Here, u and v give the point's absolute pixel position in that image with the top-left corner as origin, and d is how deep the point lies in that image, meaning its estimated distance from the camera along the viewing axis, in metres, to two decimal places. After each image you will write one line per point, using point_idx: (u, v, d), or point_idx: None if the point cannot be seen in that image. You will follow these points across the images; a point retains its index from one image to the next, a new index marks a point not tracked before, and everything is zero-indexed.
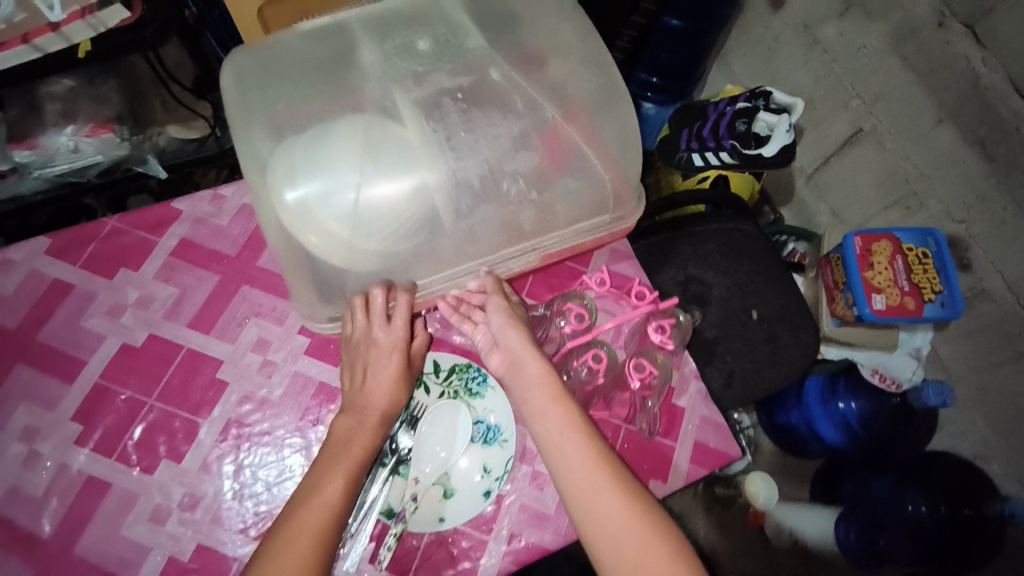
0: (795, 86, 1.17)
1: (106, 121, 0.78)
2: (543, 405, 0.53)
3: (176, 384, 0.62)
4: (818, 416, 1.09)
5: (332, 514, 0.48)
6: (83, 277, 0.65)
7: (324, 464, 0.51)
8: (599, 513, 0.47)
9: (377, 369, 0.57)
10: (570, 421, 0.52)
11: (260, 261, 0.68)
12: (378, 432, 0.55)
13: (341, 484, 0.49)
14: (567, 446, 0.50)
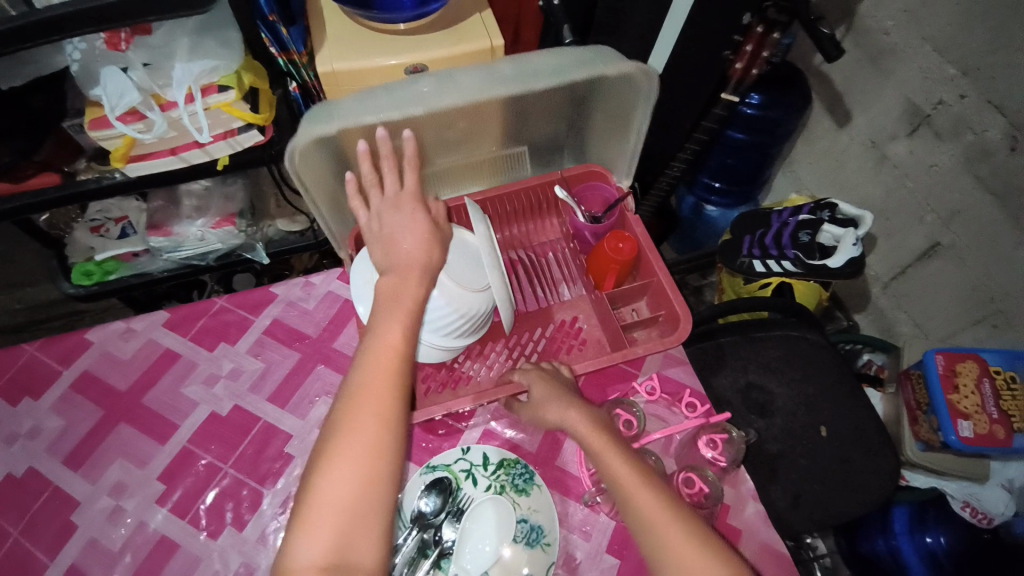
0: (865, 197, 1.17)
1: (230, 215, 0.90)
2: (640, 493, 0.52)
3: (250, 453, 0.67)
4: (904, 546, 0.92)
5: (394, 354, 0.54)
6: (189, 347, 0.75)
7: (385, 316, 0.56)
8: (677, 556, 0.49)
9: (409, 236, 0.61)
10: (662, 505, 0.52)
11: (337, 343, 0.75)
12: (427, 291, 0.59)
13: (399, 329, 0.55)
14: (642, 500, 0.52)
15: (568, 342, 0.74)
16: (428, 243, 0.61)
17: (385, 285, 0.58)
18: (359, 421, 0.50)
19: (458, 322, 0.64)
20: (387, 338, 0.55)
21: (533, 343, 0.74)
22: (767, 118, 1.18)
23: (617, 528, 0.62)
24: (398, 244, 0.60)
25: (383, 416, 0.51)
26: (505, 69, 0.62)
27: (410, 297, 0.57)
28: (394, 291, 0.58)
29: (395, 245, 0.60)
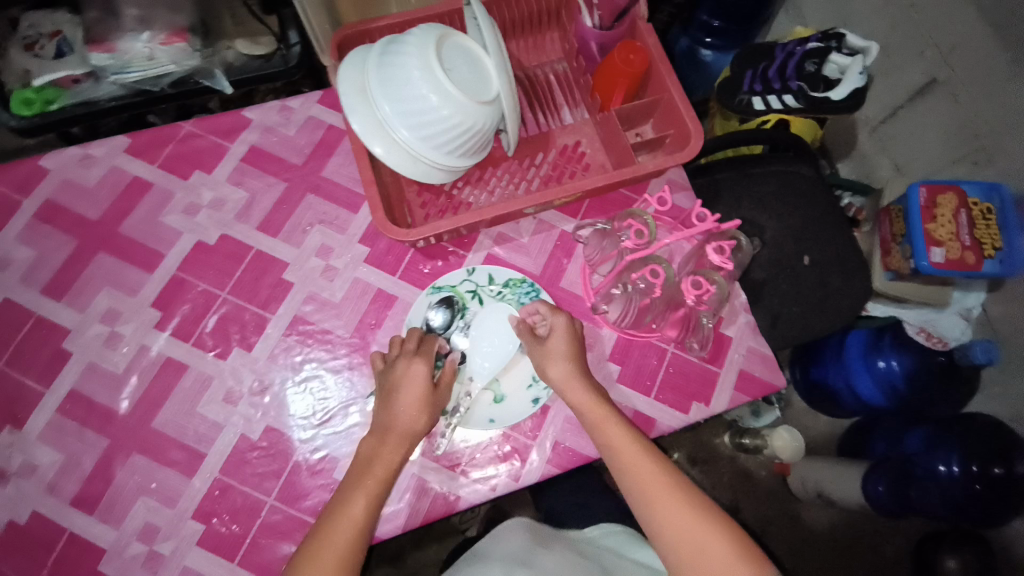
0: (868, 32, 1.12)
1: (180, 30, 0.78)
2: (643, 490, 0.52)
3: (247, 281, 0.65)
4: (857, 368, 1.08)
5: (358, 526, 0.50)
6: (160, 175, 0.68)
7: (348, 486, 0.53)
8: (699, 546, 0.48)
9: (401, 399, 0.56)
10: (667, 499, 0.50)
11: (325, 171, 0.70)
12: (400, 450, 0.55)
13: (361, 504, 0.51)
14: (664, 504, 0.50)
15: (570, 166, 0.71)
16: (422, 409, 0.56)
17: (366, 444, 0.55)
18: (343, 528, 0.49)
19: (462, 134, 0.59)
20: (357, 500, 0.51)
21: (535, 168, 0.71)
22: None
23: (620, 338, 0.65)
24: (391, 401, 0.56)
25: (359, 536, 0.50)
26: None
27: (391, 456, 0.54)
28: (375, 449, 0.54)
29: (391, 405, 0.56)
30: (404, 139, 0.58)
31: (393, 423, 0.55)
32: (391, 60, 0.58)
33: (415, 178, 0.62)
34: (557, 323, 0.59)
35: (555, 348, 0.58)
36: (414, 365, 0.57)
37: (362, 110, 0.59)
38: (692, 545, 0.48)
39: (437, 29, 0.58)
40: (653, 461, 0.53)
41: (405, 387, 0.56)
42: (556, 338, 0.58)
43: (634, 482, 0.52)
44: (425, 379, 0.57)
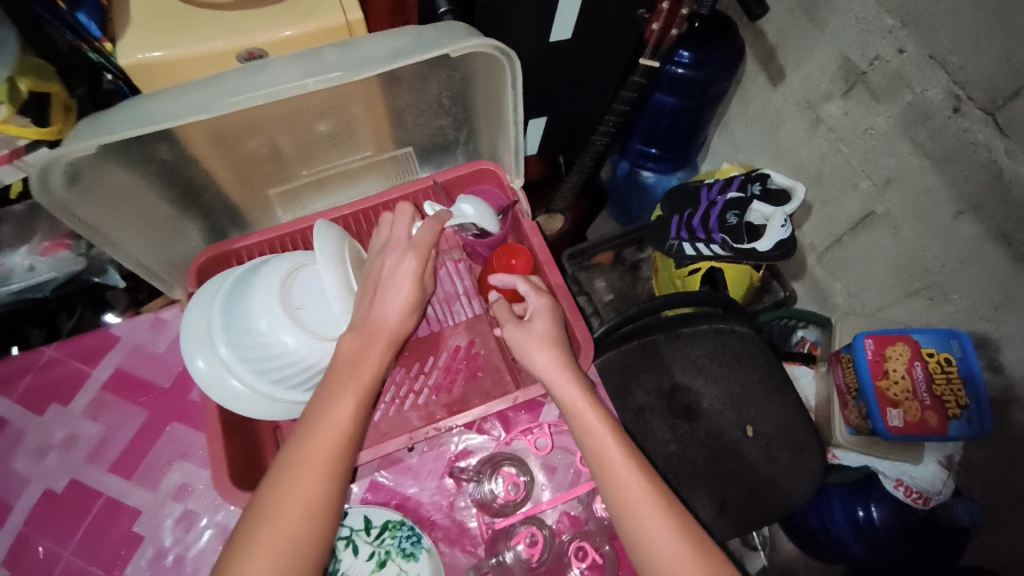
0: (799, 162, 1.10)
1: (63, 238, 0.75)
2: (629, 479, 0.49)
3: (92, 537, 0.58)
4: (835, 509, 0.99)
5: (314, 499, 0.44)
6: (17, 412, 0.63)
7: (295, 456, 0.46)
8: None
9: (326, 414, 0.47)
10: (648, 497, 0.49)
11: (193, 393, 0.64)
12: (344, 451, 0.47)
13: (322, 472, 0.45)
14: (659, 534, 0.47)
15: (465, 370, 0.65)
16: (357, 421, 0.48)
17: (347, 345, 0.50)
18: (292, 503, 0.44)
19: (319, 372, 0.54)
20: (340, 410, 0.47)
21: (424, 375, 0.65)
22: (697, 79, 1.06)
23: None
24: (379, 310, 0.51)
25: (332, 474, 0.46)
26: (328, 56, 0.49)
27: (371, 369, 0.49)
28: (355, 356, 0.49)
29: (376, 305, 0.51)
30: (253, 383, 0.53)
31: (380, 323, 0.50)
32: (237, 301, 0.54)
33: (273, 419, 0.56)
34: (539, 305, 0.57)
35: (540, 332, 0.56)
36: (401, 265, 0.53)
37: (206, 354, 0.53)
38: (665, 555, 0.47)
39: (285, 263, 0.55)
40: (656, 494, 0.49)
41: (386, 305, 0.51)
42: (538, 320, 0.56)
43: (626, 508, 0.49)
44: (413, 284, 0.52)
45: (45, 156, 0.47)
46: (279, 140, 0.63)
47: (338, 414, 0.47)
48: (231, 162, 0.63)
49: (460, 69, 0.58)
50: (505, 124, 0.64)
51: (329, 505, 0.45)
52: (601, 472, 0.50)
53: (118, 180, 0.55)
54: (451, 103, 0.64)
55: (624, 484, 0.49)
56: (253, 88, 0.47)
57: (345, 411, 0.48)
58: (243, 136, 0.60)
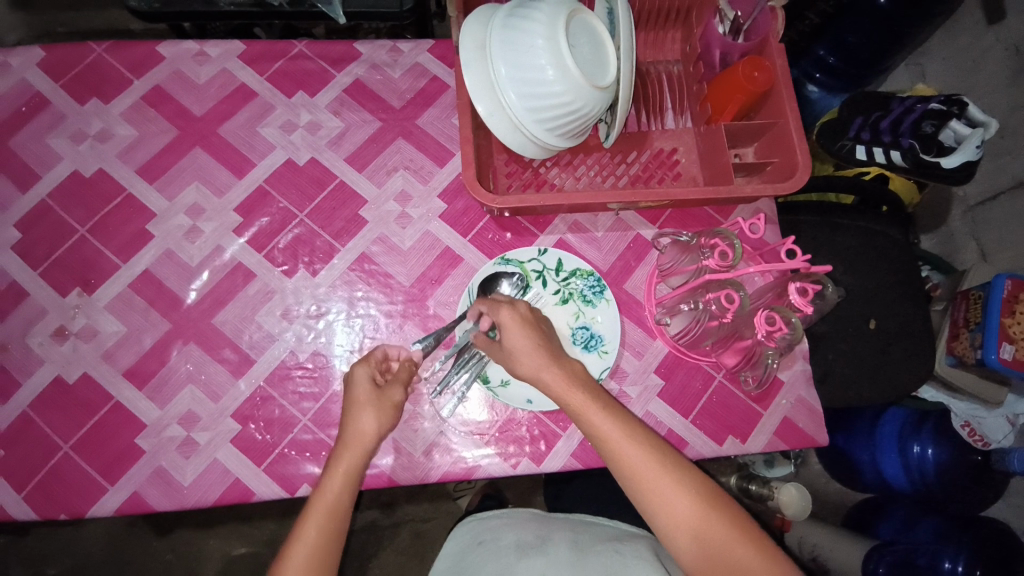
0: (988, 108, 1.06)
1: None
2: (639, 471, 0.51)
3: (325, 209, 0.66)
4: (885, 447, 1.05)
5: (320, 554, 0.48)
6: (266, 88, 0.69)
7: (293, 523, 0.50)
8: (699, 530, 0.50)
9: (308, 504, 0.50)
10: (655, 479, 0.51)
11: (421, 120, 0.70)
12: (339, 508, 0.50)
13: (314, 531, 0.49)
14: (664, 501, 0.51)
15: (661, 171, 0.70)
16: (332, 504, 0.50)
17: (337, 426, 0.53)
18: (303, 545, 0.48)
19: (568, 116, 0.59)
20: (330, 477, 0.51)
21: (626, 166, 0.71)
22: None
23: (670, 354, 0.65)
24: (352, 413, 0.53)
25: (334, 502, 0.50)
26: None
27: (361, 464, 0.52)
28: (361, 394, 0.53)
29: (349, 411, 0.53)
30: (511, 104, 0.58)
31: (351, 434, 0.52)
32: (519, 25, 0.58)
33: (509, 145, 0.62)
34: (507, 318, 0.55)
35: (517, 346, 0.54)
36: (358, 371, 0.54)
37: (477, 68, 0.59)
38: (684, 527, 0.50)
39: (569, 6, 0.58)
40: (664, 468, 0.51)
41: (356, 394, 0.53)
42: (515, 336, 0.54)
43: (629, 476, 0.52)
44: (371, 381, 0.54)
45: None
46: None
47: (330, 489, 0.50)
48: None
49: None
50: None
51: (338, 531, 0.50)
52: (602, 447, 0.53)
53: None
54: None
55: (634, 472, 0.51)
56: None
57: (340, 478, 0.51)
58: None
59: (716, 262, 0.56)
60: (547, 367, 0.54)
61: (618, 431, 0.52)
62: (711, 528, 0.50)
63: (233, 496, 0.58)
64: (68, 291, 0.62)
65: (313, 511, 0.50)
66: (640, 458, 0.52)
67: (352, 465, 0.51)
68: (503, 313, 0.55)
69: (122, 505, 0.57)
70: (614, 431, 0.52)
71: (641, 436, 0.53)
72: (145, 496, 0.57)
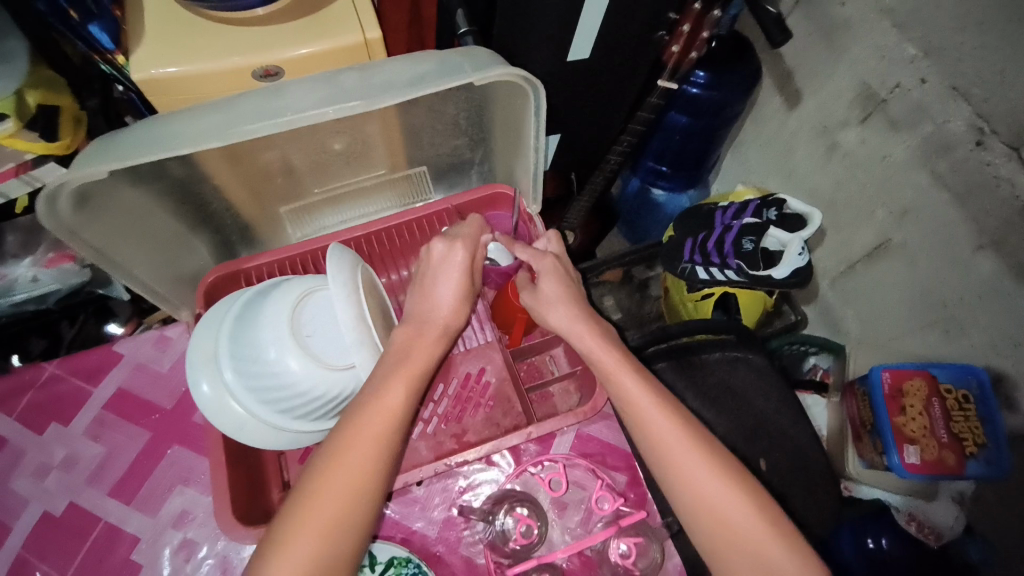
0: (814, 186, 1.08)
1: (67, 250, 0.73)
2: (674, 441, 0.49)
3: (89, 563, 0.56)
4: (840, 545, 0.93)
5: (338, 516, 0.42)
6: (17, 430, 0.62)
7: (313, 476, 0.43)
8: (739, 526, 0.47)
9: (321, 483, 0.43)
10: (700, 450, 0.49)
11: (197, 415, 0.62)
12: (374, 477, 0.44)
13: (341, 496, 0.42)
14: (706, 486, 0.48)
15: (475, 399, 0.64)
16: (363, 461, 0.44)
17: (400, 336, 0.51)
18: (312, 519, 0.41)
19: (328, 406, 0.54)
20: (391, 394, 0.46)
21: (433, 404, 0.64)
22: (712, 100, 1.04)
23: None
24: (428, 300, 0.53)
25: (361, 485, 0.43)
26: (349, 80, 0.49)
27: (426, 349, 0.51)
28: (409, 344, 0.50)
29: (426, 298, 0.54)
30: (258, 411, 0.52)
31: (430, 317, 0.52)
32: (246, 326, 0.53)
33: (273, 448, 0.54)
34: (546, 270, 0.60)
35: (549, 295, 0.58)
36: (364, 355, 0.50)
37: (212, 379, 0.52)
38: (720, 518, 0.47)
39: (298, 290, 0.54)
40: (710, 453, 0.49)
41: (442, 267, 0.54)
42: (547, 283, 0.59)
43: (667, 467, 0.49)
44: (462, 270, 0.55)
45: (55, 182, 0.46)
46: (295, 157, 0.62)
47: (348, 479, 0.43)
48: (216, 187, 0.60)
49: (480, 90, 0.57)
50: (526, 150, 0.63)
51: (360, 517, 0.43)
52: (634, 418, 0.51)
53: (127, 201, 0.55)
54: (468, 124, 0.63)
55: (669, 438, 0.49)
56: (273, 112, 0.47)
57: (376, 431, 0.45)
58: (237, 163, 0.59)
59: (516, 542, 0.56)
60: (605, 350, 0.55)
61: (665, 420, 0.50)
62: (756, 528, 0.46)
63: None
64: None
65: (325, 467, 0.43)
66: (684, 446, 0.49)
67: (370, 450, 0.44)
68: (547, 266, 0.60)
69: None
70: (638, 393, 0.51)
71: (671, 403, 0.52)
72: None
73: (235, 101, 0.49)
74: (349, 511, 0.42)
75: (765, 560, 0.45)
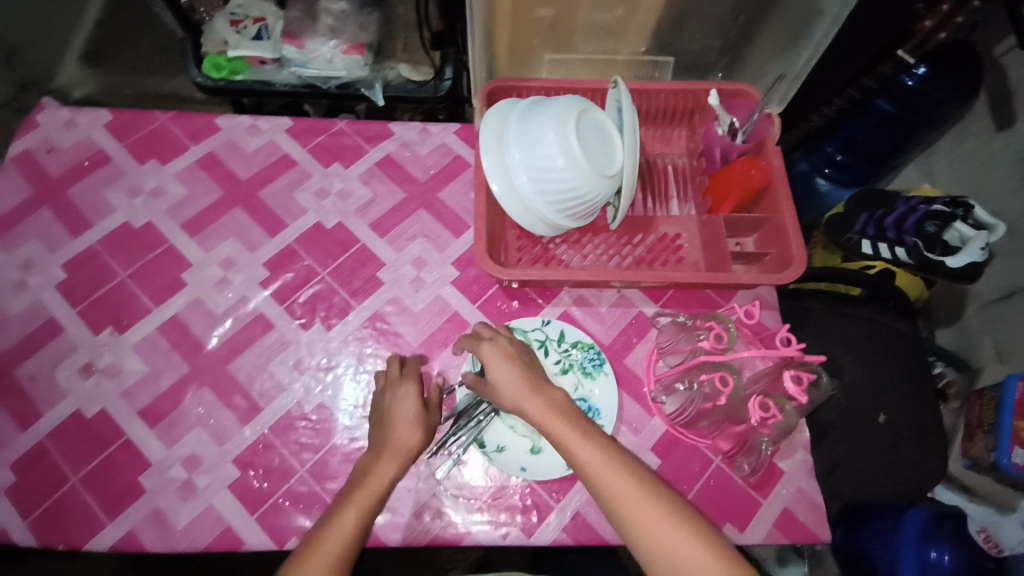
0: (998, 210, 1.08)
1: (360, 45, 0.90)
2: (623, 495, 0.50)
3: (346, 268, 0.71)
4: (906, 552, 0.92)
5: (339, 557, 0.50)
6: (306, 158, 0.77)
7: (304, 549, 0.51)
8: (678, 556, 0.48)
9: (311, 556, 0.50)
10: (646, 502, 0.49)
11: (442, 193, 0.76)
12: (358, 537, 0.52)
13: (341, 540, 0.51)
14: (634, 517, 0.49)
15: (666, 254, 0.73)
16: (350, 541, 0.51)
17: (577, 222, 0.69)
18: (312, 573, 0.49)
19: (576, 201, 0.63)
20: (382, 473, 0.55)
21: (631, 247, 0.74)
22: (926, 95, 1.06)
23: (668, 433, 0.64)
24: (391, 426, 0.58)
25: (347, 552, 0.51)
26: None
27: (388, 475, 0.55)
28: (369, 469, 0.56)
29: (388, 424, 0.58)
30: (523, 187, 0.63)
31: (392, 438, 0.57)
32: (534, 118, 0.64)
33: (521, 222, 0.67)
34: (490, 353, 0.58)
35: (500, 377, 0.56)
36: (399, 395, 0.59)
37: (496, 152, 0.65)
38: (672, 561, 0.48)
39: (579, 102, 0.63)
40: (659, 503, 0.50)
41: (400, 405, 0.59)
42: (496, 367, 0.57)
43: (619, 522, 0.50)
44: (417, 399, 0.59)
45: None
46: (562, 14, 0.73)
47: (348, 519, 0.52)
48: (512, 16, 0.72)
49: None
50: (800, 50, 0.73)
51: (363, 537, 0.52)
52: (582, 472, 0.52)
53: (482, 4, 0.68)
54: (745, 19, 0.74)
55: (618, 493, 0.50)
56: None
57: (363, 504, 0.53)
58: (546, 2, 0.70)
59: (711, 344, 0.58)
60: (532, 398, 0.54)
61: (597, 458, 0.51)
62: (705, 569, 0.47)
63: (223, 543, 0.59)
64: (100, 329, 0.68)
65: (317, 548, 0.50)
66: (635, 499, 0.50)
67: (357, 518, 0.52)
68: (487, 346, 0.59)
69: (119, 541, 0.59)
70: (590, 455, 0.51)
71: (618, 460, 0.51)
72: (141, 534, 0.59)
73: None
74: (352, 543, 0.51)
75: None
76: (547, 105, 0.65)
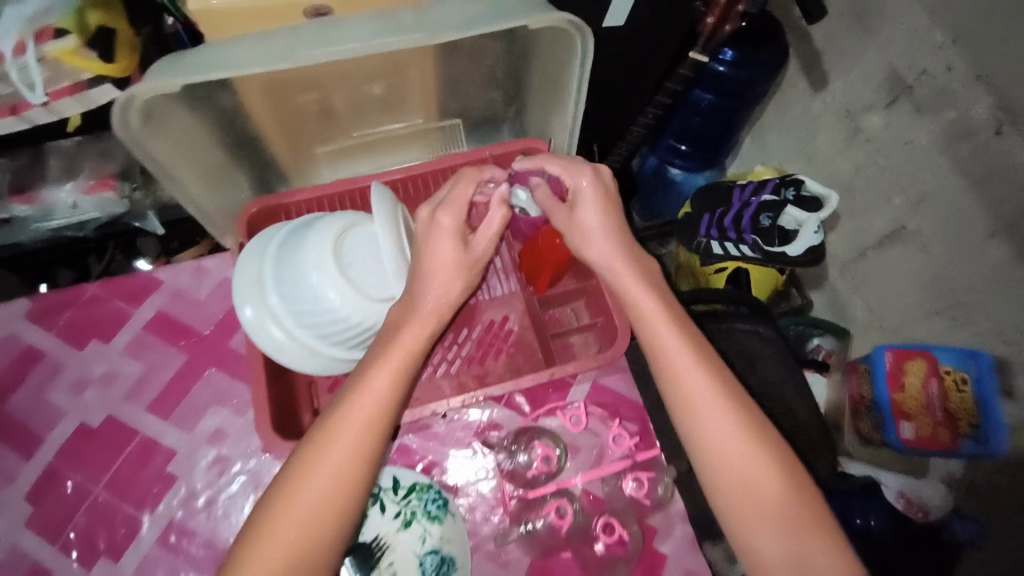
0: (833, 173, 1.07)
1: (107, 178, 0.74)
2: (713, 413, 0.51)
3: (123, 476, 0.59)
4: None
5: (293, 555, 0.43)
6: (57, 345, 0.64)
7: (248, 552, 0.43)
8: (759, 490, 0.49)
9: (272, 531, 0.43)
10: (736, 426, 0.50)
11: (231, 342, 0.65)
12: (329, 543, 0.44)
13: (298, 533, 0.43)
14: (732, 447, 0.50)
15: (497, 344, 0.67)
16: (321, 517, 0.44)
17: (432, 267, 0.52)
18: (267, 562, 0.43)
19: (363, 333, 0.55)
20: (339, 450, 0.45)
21: (457, 346, 0.67)
22: (738, 78, 1.06)
23: (535, 558, 0.58)
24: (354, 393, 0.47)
25: (305, 551, 0.43)
26: (406, 18, 0.51)
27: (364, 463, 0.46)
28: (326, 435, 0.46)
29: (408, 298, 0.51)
30: (298, 337, 0.54)
31: (370, 390, 0.47)
32: (290, 252, 0.55)
33: (311, 370, 0.57)
34: (582, 189, 0.56)
35: (588, 223, 0.56)
36: (442, 217, 0.53)
37: (256, 303, 0.54)
38: (751, 491, 0.49)
39: (336, 224, 0.54)
40: (752, 434, 0.50)
41: (436, 243, 0.52)
42: (586, 211, 0.56)
43: (704, 440, 0.51)
44: (453, 232, 0.52)
45: (125, 92, 0.49)
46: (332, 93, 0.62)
47: (290, 533, 0.43)
48: (281, 116, 0.63)
49: (523, 40, 0.59)
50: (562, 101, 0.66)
51: (337, 528, 0.45)
52: (672, 381, 0.53)
53: (180, 121, 0.56)
54: (507, 78, 0.65)
55: (705, 404, 0.51)
56: (331, 44, 0.49)
57: (339, 465, 0.45)
58: (304, 87, 0.60)
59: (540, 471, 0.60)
60: (649, 297, 0.55)
61: (710, 393, 0.51)
62: (787, 505, 0.48)
63: None
64: None
65: (272, 532, 0.43)
66: (726, 419, 0.50)
67: (319, 490, 0.44)
68: (581, 184, 0.56)
69: None
70: (683, 358, 0.52)
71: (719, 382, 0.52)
72: None
73: (298, 26, 0.51)
74: (305, 536, 0.43)
75: (791, 541, 0.47)
76: (302, 234, 0.55)
